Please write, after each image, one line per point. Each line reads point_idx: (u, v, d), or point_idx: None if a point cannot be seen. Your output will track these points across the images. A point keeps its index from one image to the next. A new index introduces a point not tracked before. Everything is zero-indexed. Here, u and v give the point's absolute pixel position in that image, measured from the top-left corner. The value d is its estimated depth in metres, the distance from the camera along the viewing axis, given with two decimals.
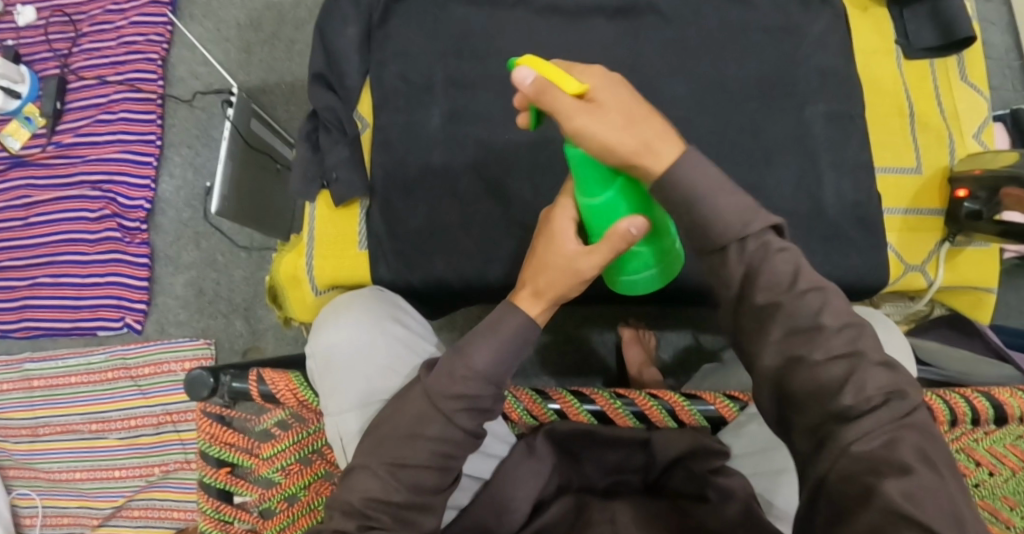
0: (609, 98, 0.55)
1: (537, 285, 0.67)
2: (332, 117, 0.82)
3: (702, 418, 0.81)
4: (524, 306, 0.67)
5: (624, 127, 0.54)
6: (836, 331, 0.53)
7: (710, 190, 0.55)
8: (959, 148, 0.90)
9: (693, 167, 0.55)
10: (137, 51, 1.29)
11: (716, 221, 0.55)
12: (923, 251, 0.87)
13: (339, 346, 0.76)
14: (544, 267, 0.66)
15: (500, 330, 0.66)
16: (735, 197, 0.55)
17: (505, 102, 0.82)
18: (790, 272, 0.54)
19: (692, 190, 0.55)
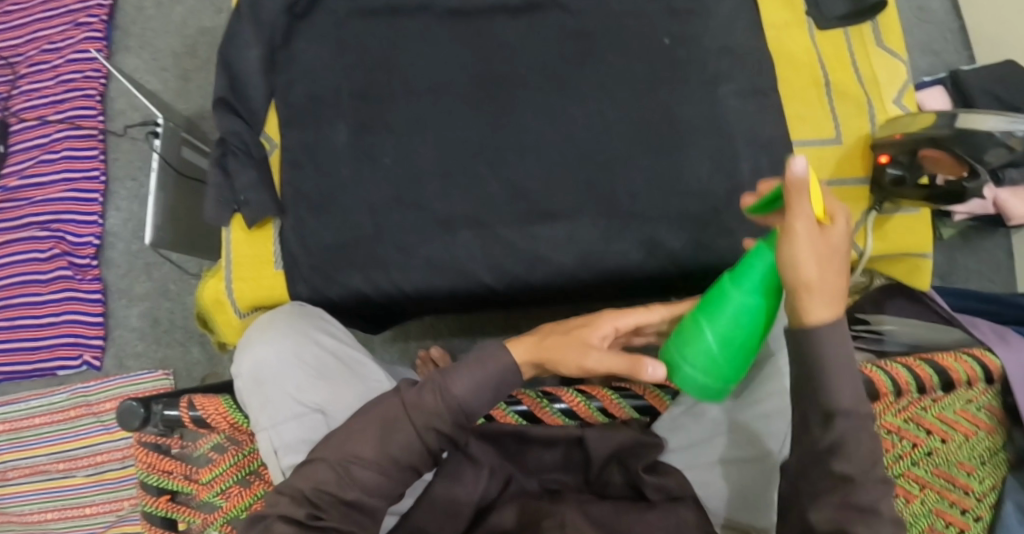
0: (838, 239, 0.54)
1: (543, 343, 0.68)
2: (238, 140, 0.82)
3: (633, 410, 0.81)
4: (522, 352, 0.68)
5: (825, 262, 0.54)
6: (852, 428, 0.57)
7: (834, 339, 0.56)
8: (879, 113, 0.89)
9: (833, 331, 0.56)
10: (75, 88, 1.30)
11: (824, 378, 0.57)
12: (849, 222, 0.86)
13: (267, 361, 0.75)
14: (560, 334, 0.68)
15: (485, 362, 0.68)
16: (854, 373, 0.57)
17: (412, 110, 0.83)
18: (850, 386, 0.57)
19: (828, 344, 0.56)
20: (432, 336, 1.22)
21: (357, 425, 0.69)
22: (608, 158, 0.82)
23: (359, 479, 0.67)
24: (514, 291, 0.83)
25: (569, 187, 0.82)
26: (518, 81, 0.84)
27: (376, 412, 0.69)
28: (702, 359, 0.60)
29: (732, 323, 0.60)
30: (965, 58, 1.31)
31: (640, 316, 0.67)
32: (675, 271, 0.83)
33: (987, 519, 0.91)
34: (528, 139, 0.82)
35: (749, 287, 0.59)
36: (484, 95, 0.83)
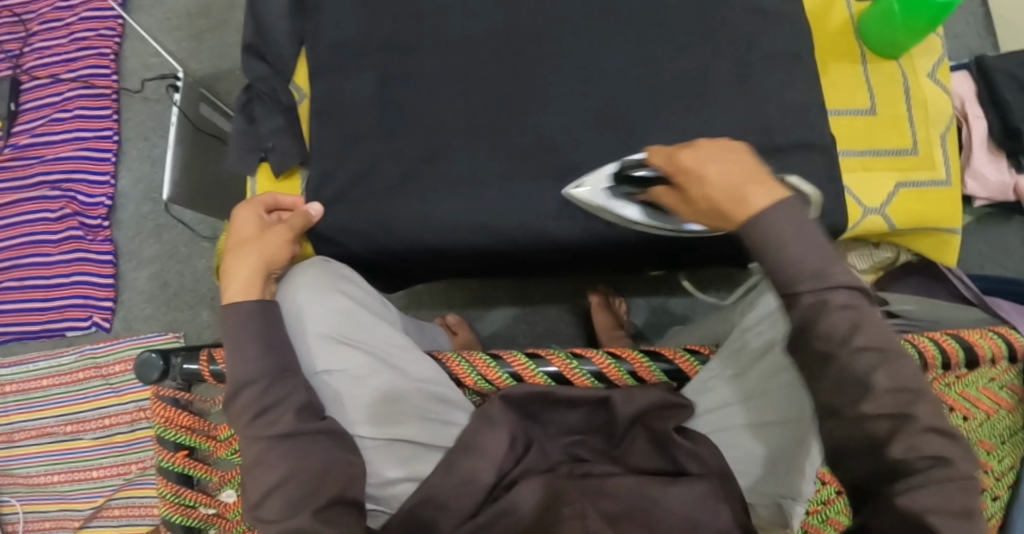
0: (715, 159, 0.61)
1: (235, 277, 0.68)
2: (265, 87, 0.83)
3: (663, 374, 0.80)
4: (250, 284, 0.68)
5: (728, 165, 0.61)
6: (885, 392, 0.54)
7: (785, 239, 0.56)
8: (914, 88, 0.88)
9: (726, 168, 0.60)
10: (88, 46, 1.28)
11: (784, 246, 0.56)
12: (882, 194, 0.85)
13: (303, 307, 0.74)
14: (233, 249, 0.70)
15: (237, 334, 0.66)
16: (813, 242, 0.56)
17: (440, 64, 0.82)
18: (848, 326, 0.54)
19: (783, 230, 0.56)
20: (446, 304, 1.21)
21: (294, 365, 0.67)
22: (638, 118, 0.81)
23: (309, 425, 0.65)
24: (538, 251, 0.82)
25: (602, 145, 0.81)
26: (551, 41, 0.83)
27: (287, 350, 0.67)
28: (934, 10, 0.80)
29: None
30: (988, 43, 1.31)
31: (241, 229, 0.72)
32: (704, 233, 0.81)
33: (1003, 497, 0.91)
34: (558, 97, 0.82)
35: None
36: (515, 51, 0.82)
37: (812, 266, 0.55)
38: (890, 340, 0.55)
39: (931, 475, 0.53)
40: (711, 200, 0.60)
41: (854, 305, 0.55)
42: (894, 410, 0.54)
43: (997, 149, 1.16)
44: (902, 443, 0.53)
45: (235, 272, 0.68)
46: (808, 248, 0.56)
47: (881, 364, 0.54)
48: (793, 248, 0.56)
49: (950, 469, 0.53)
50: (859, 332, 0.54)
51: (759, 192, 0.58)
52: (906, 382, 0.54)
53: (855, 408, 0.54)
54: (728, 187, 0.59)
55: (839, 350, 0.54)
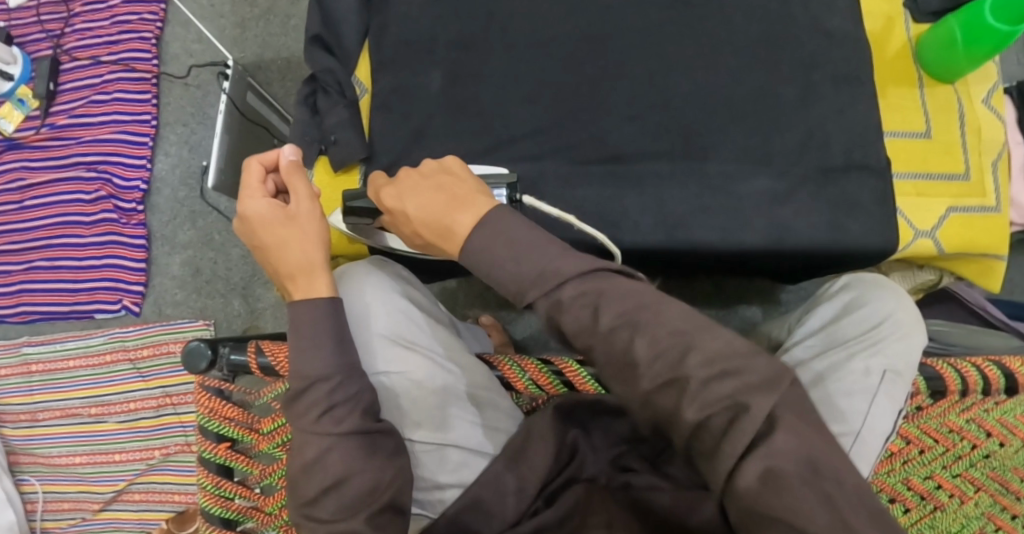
0: (408, 194, 0.63)
1: (291, 275, 0.67)
2: (332, 80, 0.82)
3: None
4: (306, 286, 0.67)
5: (430, 191, 0.62)
6: (648, 363, 0.53)
7: (504, 252, 0.57)
8: (969, 114, 0.89)
9: (418, 197, 0.63)
10: (131, 29, 1.27)
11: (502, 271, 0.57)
12: (933, 217, 0.86)
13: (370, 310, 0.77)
14: (272, 245, 0.68)
15: (305, 327, 0.65)
16: (534, 256, 0.57)
17: (504, 68, 0.82)
18: (591, 313, 0.55)
19: (492, 250, 0.58)
20: (480, 304, 1.21)
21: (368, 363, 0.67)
22: (698, 133, 0.82)
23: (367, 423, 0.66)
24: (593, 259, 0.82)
25: (661, 158, 0.81)
26: (614, 50, 0.83)
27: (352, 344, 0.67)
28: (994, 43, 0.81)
29: (987, 27, 0.81)
30: None
31: (270, 220, 0.68)
32: (757, 249, 0.82)
33: None
34: (620, 108, 0.82)
35: (997, 21, 0.80)
36: (580, 60, 0.83)
37: (532, 272, 0.56)
38: (636, 309, 0.54)
39: (737, 439, 0.49)
40: (419, 228, 0.62)
41: (586, 292, 0.55)
42: (677, 378, 0.52)
43: None
44: (693, 404, 0.51)
45: (294, 269, 0.67)
46: (521, 262, 0.56)
47: (638, 335, 0.53)
48: (509, 267, 0.57)
49: (748, 417, 0.50)
50: (620, 321, 0.54)
51: (456, 216, 0.60)
52: (669, 341, 0.53)
53: (639, 389, 0.53)
54: (429, 219, 0.61)
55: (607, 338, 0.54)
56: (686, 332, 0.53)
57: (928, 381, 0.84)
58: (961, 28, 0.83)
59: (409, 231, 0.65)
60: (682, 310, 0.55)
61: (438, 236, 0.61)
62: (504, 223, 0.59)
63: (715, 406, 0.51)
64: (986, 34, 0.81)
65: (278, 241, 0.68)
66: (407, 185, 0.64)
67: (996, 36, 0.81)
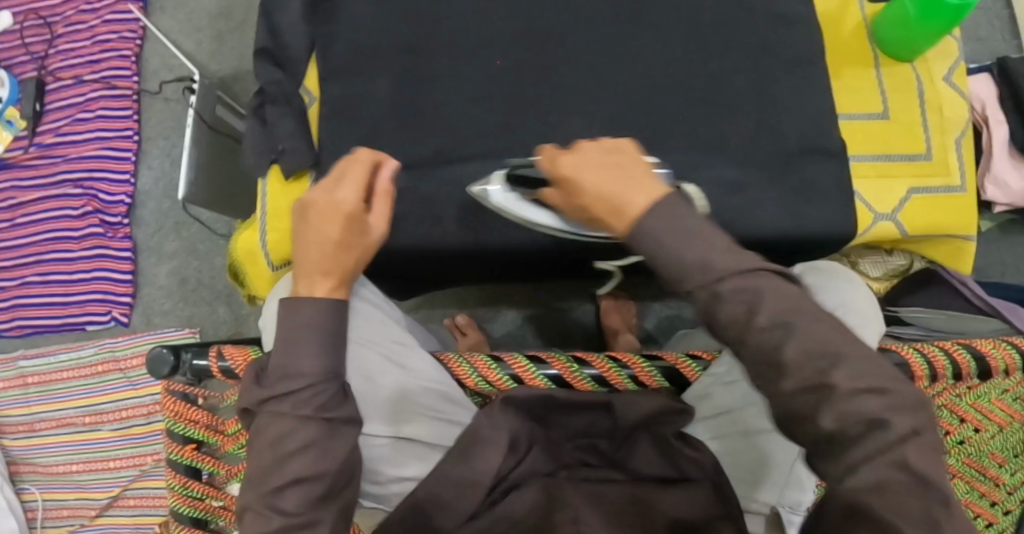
0: (586, 169, 0.59)
1: (315, 268, 0.63)
2: (279, 90, 0.84)
3: (663, 380, 0.80)
4: (319, 298, 0.62)
5: (616, 172, 0.58)
6: (797, 366, 0.51)
7: (677, 235, 0.55)
8: (929, 92, 0.87)
9: (591, 175, 0.58)
10: (111, 48, 1.30)
11: (679, 257, 0.54)
12: (894, 199, 0.84)
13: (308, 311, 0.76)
14: (319, 228, 0.64)
15: (303, 329, 0.61)
16: (705, 238, 0.55)
17: (451, 67, 0.82)
18: (746, 308, 0.53)
19: (664, 234, 0.55)
20: (459, 303, 1.23)
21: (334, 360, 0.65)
22: (647, 123, 0.81)
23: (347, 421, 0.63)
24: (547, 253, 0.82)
25: None
26: (560, 44, 0.83)
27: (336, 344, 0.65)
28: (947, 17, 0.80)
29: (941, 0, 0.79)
30: (1013, 46, 1.29)
31: (325, 202, 0.64)
32: None
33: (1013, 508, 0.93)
34: (567, 101, 0.82)
35: None
36: (526, 56, 0.83)
37: (687, 262, 0.54)
38: (792, 305, 0.52)
39: (868, 446, 0.50)
40: (588, 201, 0.59)
41: (746, 287, 0.53)
42: (819, 381, 0.51)
43: (1018, 154, 1.14)
44: (830, 414, 0.50)
45: (323, 263, 0.63)
46: (694, 246, 0.54)
47: (787, 340, 0.52)
48: (688, 256, 0.54)
49: (892, 432, 0.49)
50: (760, 311, 0.52)
51: (636, 196, 0.56)
52: (821, 345, 0.51)
53: (775, 387, 0.53)
54: (604, 195, 0.57)
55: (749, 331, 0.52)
56: (793, 317, 0.52)
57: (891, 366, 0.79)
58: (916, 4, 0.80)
59: (578, 206, 0.61)
60: (836, 323, 0.53)
61: (602, 214, 0.58)
62: (684, 211, 0.56)
63: (860, 433, 0.50)
64: (940, 7, 0.79)
65: (331, 234, 0.64)
66: (589, 158, 0.59)
67: (950, 10, 0.79)
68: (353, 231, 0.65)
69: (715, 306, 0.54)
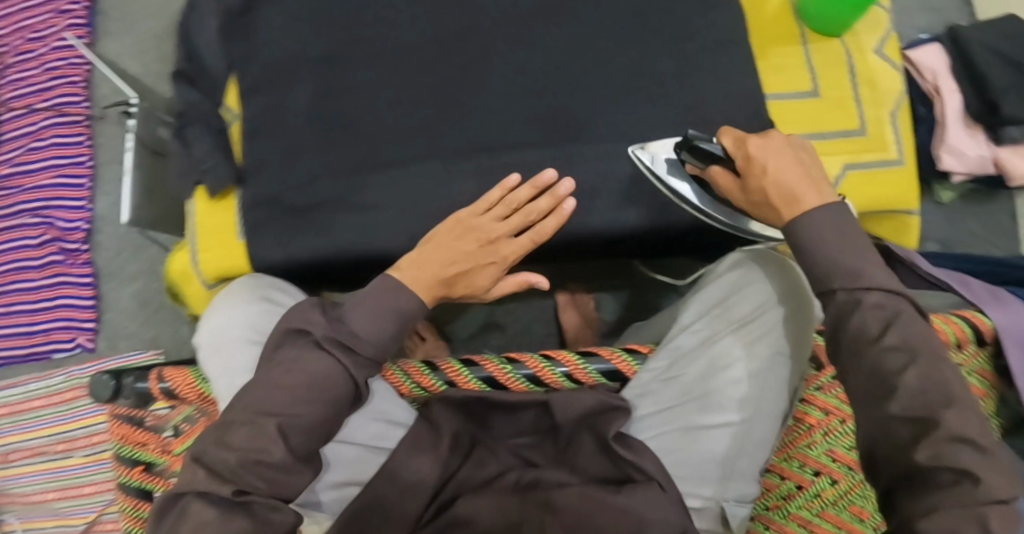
0: (776, 161, 0.67)
1: (437, 274, 0.73)
2: (198, 112, 0.88)
3: (598, 375, 0.79)
4: (417, 294, 0.72)
5: (804, 172, 0.66)
6: (910, 391, 0.57)
7: (834, 239, 0.63)
8: (860, 66, 0.85)
9: (783, 167, 0.67)
10: (60, 75, 1.31)
11: (829, 254, 0.63)
12: (828, 178, 0.83)
13: (227, 325, 0.74)
14: (450, 239, 0.75)
15: (388, 317, 0.70)
16: (864, 251, 0.62)
17: (370, 74, 0.82)
18: (880, 325, 0.60)
19: (824, 234, 0.63)
20: None
21: (279, 379, 0.66)
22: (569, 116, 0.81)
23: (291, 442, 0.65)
24: None
25: (536, 146, 0.80)
26: (479, 43, 0.82)
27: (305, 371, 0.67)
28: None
29: None
30: (965, 14, 1.27)
31: (478, 211, 0.76)
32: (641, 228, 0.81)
33: None
34: (489, 100, 0.81)
35: None
36: (445, 57, 0.82)
37: (841, 262, 0.62)
38: (921, 342, 0.59)
39: (948, 492, 0.54)
40: (768, 186, 0.67)
41: (885, 304, 0.60)
42: (923, 414, 0.57)
43: (974, 123, 1.13)
44: (926, 449, 0.55)
45: (451, 267, 0.74)
46: (845, 252, 0.62)
47: (911, 364, 0.58)
48: (836, 254, 0.62)
49: (979, 487, 0.53)
50: (890, 330, 0.59)
51: (809, 193, 0.65)
52: (934, 385, 0.57)
53: (880, 409, 0.58)
54: (783, 186, 0.66)
55: (875, 347, 0.59)
56: (915, 346, 0.58)
57: None
58: None
59: (753, 189, 0.68)
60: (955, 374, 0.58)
61: (778, 199, 0.66)
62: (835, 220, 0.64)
63: (941, 466, 0.55)
64: None
65: (479, 247, 0.76)
66: (790, 154, 0.68)
67: None
68: (479, 265, 0.76)
69: (849, 316, 0.61)
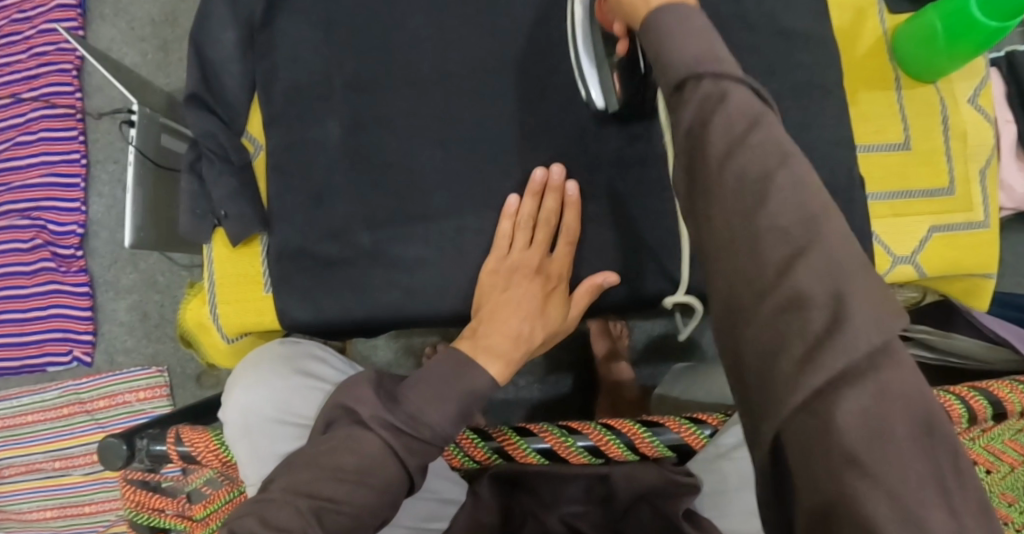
0: None
1: (507, 339, 0.67)
2: (212, 143, 0.74)
3: (666, 448, 0.71)
4: (492, 368, 0.65)
5: None
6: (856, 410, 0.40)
7: (687, 32, 0.51)
8: (953, 116, 0.78)
9: None
10: (49, 62, 1.19)
11: (676, 55, 0.51)
12: (912, 240, 0.76)
13: (255, 398, 0.67)
14: (503, 294, 0.69)
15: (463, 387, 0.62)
16: (709, 44, 0.51)
17: (412, 109, 0.73)
18: (742, 123, 0.47)
19: (676, 25, 0.52)
20: None
21: (326, 460, 0.58)
22: (634, 166, 0.73)
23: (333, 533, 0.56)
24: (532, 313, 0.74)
25: (596, 198, 0.73)
26: (536, 78, 0.73)
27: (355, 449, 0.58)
28: (978, 40, 0.69)
29: (971, 19, 0.68)
30: (1021, 33, 1.19)
31: (518, 258, 0.70)
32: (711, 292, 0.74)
33: None
34: (546, 144, 0.73)
35: (984, 10, 0.67)
36: (497, 92, 0.74)
37: (698, 54, 0.50)
38: (789, 153, 0.46)
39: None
40: None
41: (747, 108, 0.48)
42: (833, 292, 0.42)
43: None
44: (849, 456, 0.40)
45: (514, 325, 0.68)
46: (692, 40, 0.51)
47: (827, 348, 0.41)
48: (688, 44, 0.51)
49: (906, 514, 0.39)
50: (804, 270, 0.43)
51: None
52: (806, 208, 0.44)
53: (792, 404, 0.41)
54: None
55: (733, 156, 0.46)
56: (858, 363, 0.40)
57: None
58: (943, 22, 0.71)
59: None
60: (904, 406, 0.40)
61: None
62: (694, 21, 0.52)
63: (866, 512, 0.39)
64: (968, 28, 0.69)
65: (534, 296, 0.70)
66: None
67: (981, 32, 0.69)
68: (542, 300, 0.70)
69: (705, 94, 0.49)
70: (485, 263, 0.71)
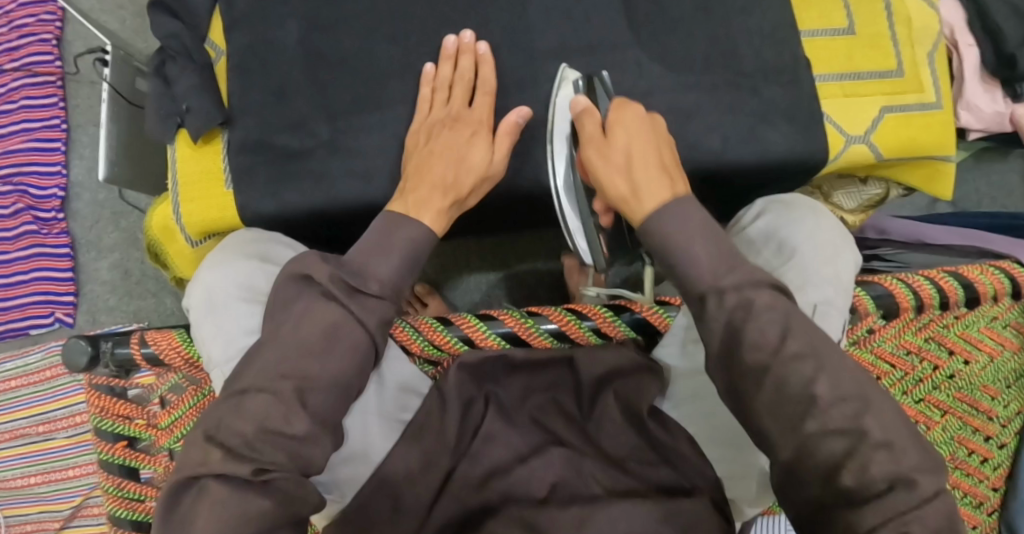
0: (623, 135, 0.65)
1: (435, 183, 0.68)
2: (177, 45, 0.77)
3: (628, 328, 0.73)
4: (419, 215, 0.66)
5: (658, 162, 0.63)
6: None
7: (695, 235, 0.59)
8: (895, 4, 0.80)
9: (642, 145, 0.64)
10: (29, 33, 1.22)
11: (694, 267, 0.58)
12: (865, 120, 0.77)
13: (217, 284, 0.67)
14: (430, 146, 0.71)
15: (392, 242, 0.64)
16: (718, 240, 0.59)
17: (370, 12, 0.76)
18: (776, 331, 0.55)
19: (676, 228, 0.59)
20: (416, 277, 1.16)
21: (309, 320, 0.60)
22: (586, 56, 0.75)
23: (314, 414, 0.58)
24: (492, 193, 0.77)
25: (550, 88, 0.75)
26: None
27: (319, 325, 0.59)
28: None
29: None
30: None
31: (438, 115, 0.73)
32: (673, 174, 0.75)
33: (1010, 444, 0.87)
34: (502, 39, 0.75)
35: None
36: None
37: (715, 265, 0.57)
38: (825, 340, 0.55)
39: None
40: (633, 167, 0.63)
41: (775, 307, 0.55)
42: (901, 473, 0.50)
43: (991, 78, 1.08)
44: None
45: (445, 172, 0.69)
46: (704, 245, 0.58)
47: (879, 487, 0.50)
48: (696, 249, 0.58)
49: None
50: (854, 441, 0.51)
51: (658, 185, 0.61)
52: (848, 390, 0.53)
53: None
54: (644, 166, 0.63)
55: (785, 392, 0.54)
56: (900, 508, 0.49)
57: (877, 299, 0.75)
58: None
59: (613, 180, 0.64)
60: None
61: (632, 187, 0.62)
62: (687, 211, 0.60)
63: None
64: None
65: (464, 140, 0.71)
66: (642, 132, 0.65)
67: None
68: (464, 143, 0.70)
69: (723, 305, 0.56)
70: (410, 126, 0.74)
